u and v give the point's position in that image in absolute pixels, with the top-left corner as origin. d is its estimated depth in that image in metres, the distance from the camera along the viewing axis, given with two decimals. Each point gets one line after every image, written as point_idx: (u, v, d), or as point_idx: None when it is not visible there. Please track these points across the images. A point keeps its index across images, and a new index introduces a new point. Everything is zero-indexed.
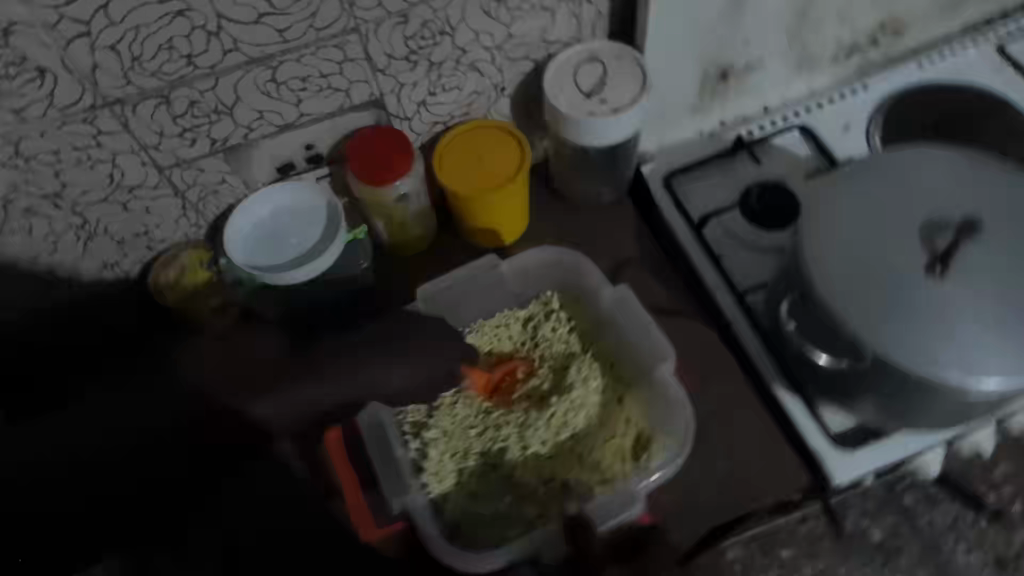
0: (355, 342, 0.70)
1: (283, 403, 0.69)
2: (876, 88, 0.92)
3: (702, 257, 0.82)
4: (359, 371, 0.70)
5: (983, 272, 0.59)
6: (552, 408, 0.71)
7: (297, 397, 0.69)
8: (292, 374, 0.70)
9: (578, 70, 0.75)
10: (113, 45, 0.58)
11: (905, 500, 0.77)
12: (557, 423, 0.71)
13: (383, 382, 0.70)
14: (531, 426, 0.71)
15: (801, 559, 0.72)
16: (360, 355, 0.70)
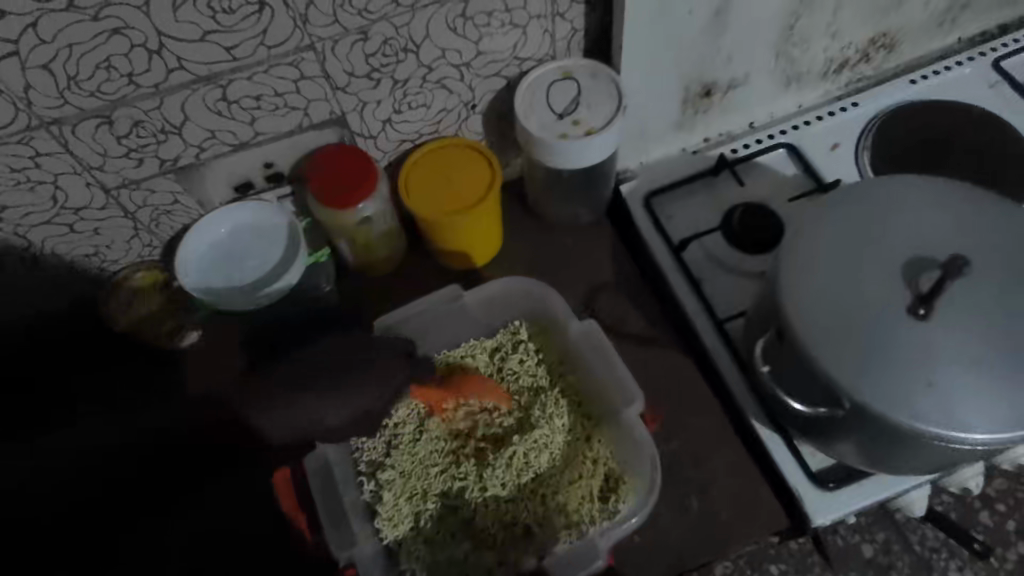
0: (309, 385, 0.60)
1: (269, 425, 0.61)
2: (866, 104, 0.88)
3: (681, 282, 0.78)
4: (305, 409, 0.60)
5: (970, 312, 0.55)
6: (515, 447, 0.67)
7: (294, 415, 0.60)
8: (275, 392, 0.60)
9: (551, 88, 0.72)
10: (46, 64, 0.54)
11: (897, 517, 0.89)
12: (519, 463, 0.67)
13: (323, 419, 0.61)
14: (491, 466, 0.67)
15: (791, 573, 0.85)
16: (316, 389, 0.60)
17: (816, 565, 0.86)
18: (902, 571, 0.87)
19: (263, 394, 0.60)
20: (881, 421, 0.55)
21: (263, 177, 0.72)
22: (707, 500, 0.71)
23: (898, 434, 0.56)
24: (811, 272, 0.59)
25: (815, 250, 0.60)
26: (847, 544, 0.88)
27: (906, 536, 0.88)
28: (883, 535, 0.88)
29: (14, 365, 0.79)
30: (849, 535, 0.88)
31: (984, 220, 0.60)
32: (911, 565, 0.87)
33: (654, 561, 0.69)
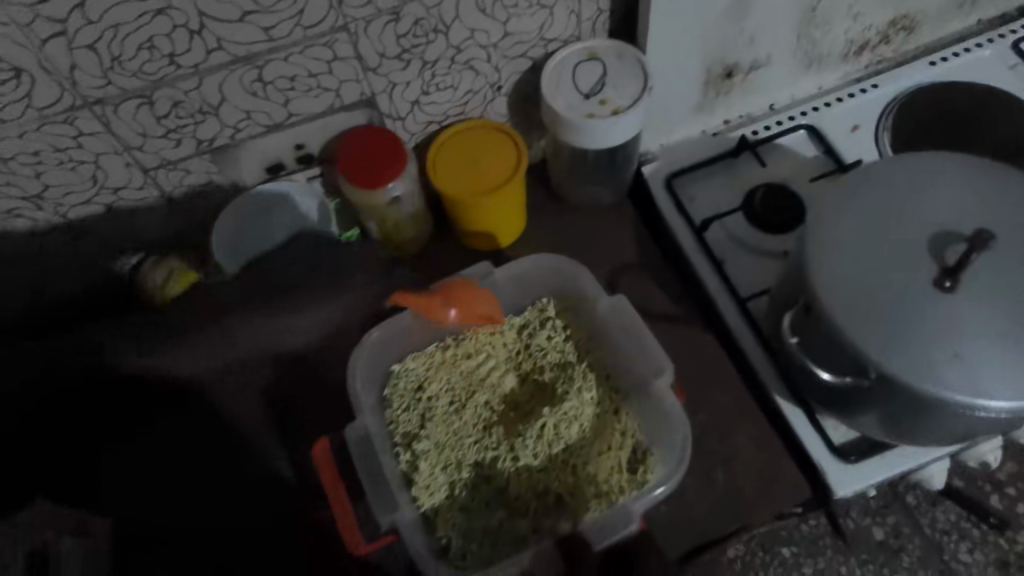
0: (247, 308, 0.74)
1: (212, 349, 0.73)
2: (886, 85, 0.89)
3: (703, 262, 0.79)
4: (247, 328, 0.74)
5: (996, 286, 0.56)
6: (546, 418, 0.70)
7: (258, 333, 0.74)
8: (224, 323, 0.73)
9: (577, 69, 0.73)
10: (92, 44, 0.55)
11: (909, 499, 0.91)
12: (551, 435, 0.70)
13: (285, 334, 0.75)
14: (523, 438, 0.70)
15: (802, 556, 0.88)
16: (265, 303, 0.74)
17: (827, 547, 0.89)
18: (912, 553, 0.89)
19: (209, 319, 0.73)
20: (907, 391, 0.57)
21: (295, 158, 0.74)
22: (730, 474, 0.72)
23: (923, 405, 0.57)
24: (838, 247, 0.60)
25: (841, 225, 0.61)
26: (858, 526, 0.90)
27: (919, 516, 0.91)
28: (894, 518, 0.91)
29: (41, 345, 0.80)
30: (861, 517, 0.91)
31: (1011, 197, 0.60)
32: (922, 547, 0.90)
33: (678, 532, 0.70)
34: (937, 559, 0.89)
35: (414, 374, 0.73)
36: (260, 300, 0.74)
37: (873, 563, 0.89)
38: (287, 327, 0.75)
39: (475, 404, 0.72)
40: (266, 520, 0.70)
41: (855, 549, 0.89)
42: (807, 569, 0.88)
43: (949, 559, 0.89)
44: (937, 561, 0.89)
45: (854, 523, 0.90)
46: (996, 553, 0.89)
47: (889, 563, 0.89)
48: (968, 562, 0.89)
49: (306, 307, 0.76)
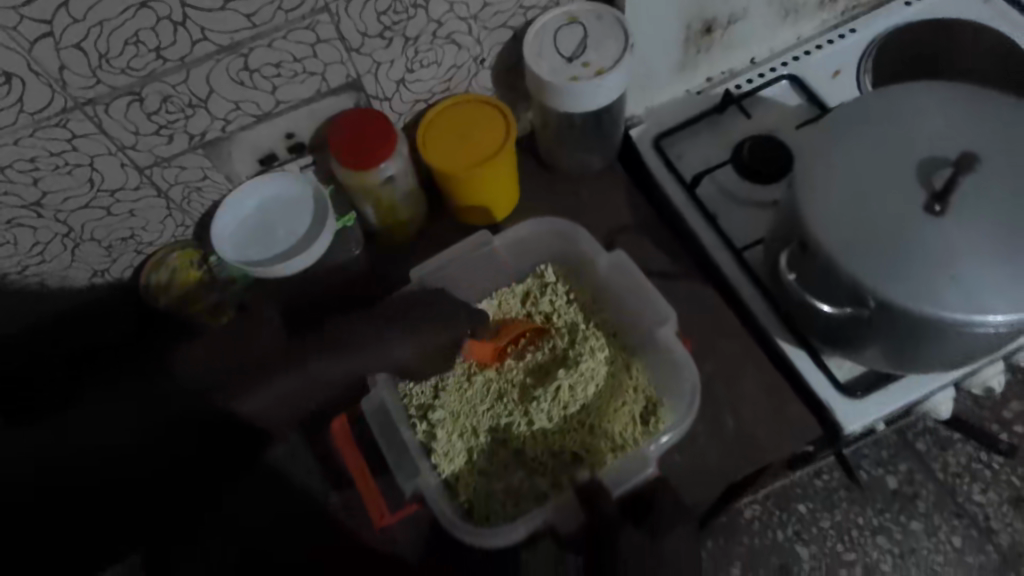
0: (366, 325, 0.71)
1: (306, 383, 0.70)
2: (864, 29, 0.90)
3: (698, 218, 0.80)
4: (323, 371, 0.70)
5: (984, 207, 0.57)
6: (560, 380, 0.74)
7: (385, 355, 0.71)
8: (334, 347, 0.70)
9: (558, 34, 0.73)
10: (78, 43, 0.56)
11: (919, 446, 0.99)
12: (564, 397, 0.74)
13: (404, 358, 0.72)
14: (538, 402, 0.74)
15: (819, 510, 0.95)
16: (360, 338, 0.70)
17: (842, 500, 0.96)
18: (927, 499, 0.96)
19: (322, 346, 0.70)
20: (909, 316, 0.58)
21: (285, 147, 0.75)
22: (741, 420, 0.73)
23: (924, 330, 0.59)
24: (827, 184, 0.62)
25: (828, 161, 0.62)
26: (871, 477, 0.97)
27: (929, 460, 0.98)
28: (907, 468, 0.97)
29: (65, 348, 0.85)
30: (873, 467, 0.98)
31: (991, 120, 0.62)
32: (935, 492, 0.96)
33: (695, 480, 0.72)
34: (951, 501, 0.96)
35: None
36: (368, 326, 0.71)
37: (890, 510, 0.95)
38: (375, 361, 0.71)
39: (488, 373, 0.77)
40: (268, 517, 0.75)
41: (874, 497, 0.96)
42: (826, 522, 0.94)
43: (963, 500, 0.96)
44: (953, 503, 0.96)
45: (868, 474, 0.97)
46: (1009, 491, 0.96)
47: (905, 509, 0.95)
48: (983, 502, 0.96)
49: (390, 343, 0.71)
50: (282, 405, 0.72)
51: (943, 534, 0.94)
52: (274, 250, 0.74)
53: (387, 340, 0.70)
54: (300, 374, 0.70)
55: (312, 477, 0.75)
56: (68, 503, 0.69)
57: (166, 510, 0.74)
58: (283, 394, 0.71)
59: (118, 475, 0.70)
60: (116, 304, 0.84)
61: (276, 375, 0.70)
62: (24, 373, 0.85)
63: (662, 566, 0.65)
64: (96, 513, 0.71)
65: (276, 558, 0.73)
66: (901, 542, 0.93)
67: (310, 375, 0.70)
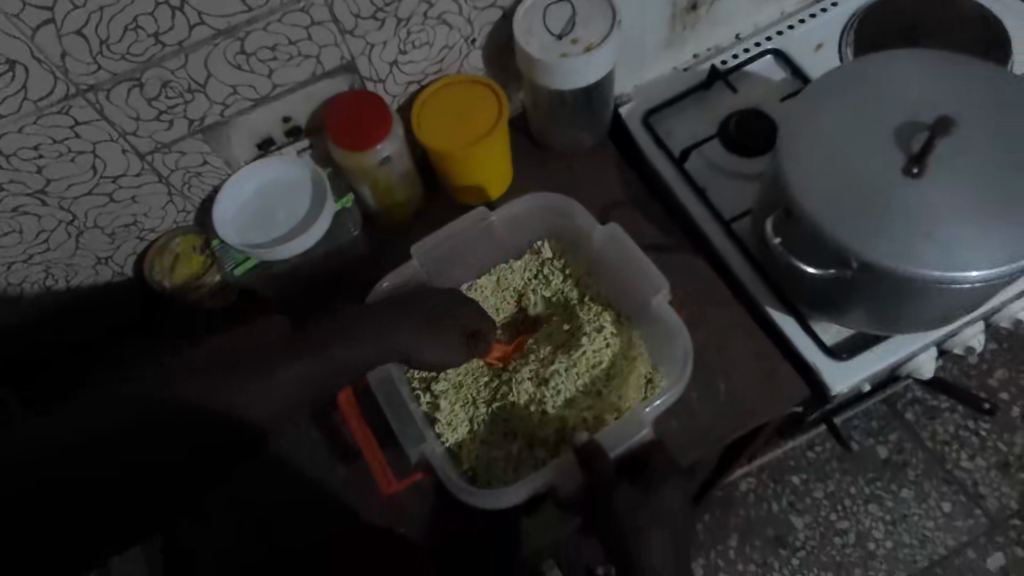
0: (371, 309, 0.71)
1: (319, 370, 0.68)
2: (846, 3, 0.91)
3: (687, 192, 0.82)
4: (338, 358, 0.68)
5: (958, 169, 0.60)
6: (575, 353, 0.77)
7: (387, 345, 0.70)
8: (334, 333, 0.69)
9: (547, 12, 0.75)
10: (80, 30, 0.57)
11: (908, 415, 1.06)
12: (580, 368, 0.77)
13: (415, 351, 0.71)
14: (556, 375, 0.76)
15: (811, 481, 1.03)
16: (365, 325, 0.69)
17: (835, 471, 1.03)
18: (916, 467, 1.03)
19: (319, 335, 0.69)
20: (890, 276, 0.60)
21: (283, 132, 0.76)
22: (733, 384, 0.76)
23: (905, 289, 0.61)
24: (812, 153, 0.64)
25: (810, 130, 0.65)
26: (863, 447, 1.05)
27: (918, 429, 1.05)
28: (897, 437, 1.05)
29: (73, 333, 0.88)
30: (864, 437, 1.05)
31: (967, 88, 0.64)
32: (924, 460, 1.04)
33: (689, 441, 0.75)
34: (940, 469, 1.03)
35: None
36: (365, 322, 0.70)
37: (881, 477, 1.03)
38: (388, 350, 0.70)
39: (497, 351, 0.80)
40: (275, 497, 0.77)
41: (866, 463, 1.04)
42: (818, 492, 1.03)
43: (952, 468, 1.03)
44: (945, 468, 1.03)
45: (860, 443, 1.05)
46: (996, 456, 1.03)
47: (895, 477, 1.03)
48: (971, 469, 1.03)
49: (407, 336, 0.70)
50: (283, 398, 0.68)
51: (932, 499, 1.02)
52: (276, 235, 0.76)
53: (401, 328, 0.70)
54: (315, 360, 0.68)
55: (321, 452, 0.77)
56: (59, 503, 0.66)
57: (158, 508, 0.70)
58: (289, 384, 0.67)
59: (104, 471, 0.66)
60: (124, 292, 0.86)
61: (284, 364, 0.67)
62: (42, 355, 0.89)
63: (658, 522, 0.68)
64: (79, 515, 0.67)
65: (279, 536, 0.75)
66: (893, 509, 1.01)
67: (321, 362, 0.68)
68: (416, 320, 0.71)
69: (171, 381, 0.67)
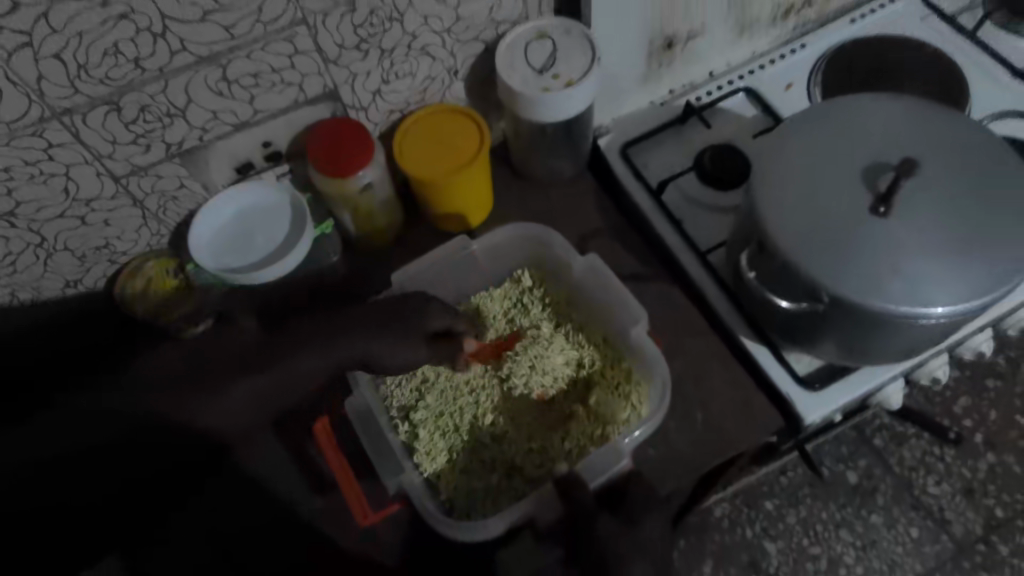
0: (362, 324, 0.71)
1: (269, 386, 0.69)
2: (813, 45, 0.96)
3: (663, 222, 0.84)
4: (298, 370, 0.69)
5: (922, 208, 0.63)
6: (530, 351, 0.79)
7: (344, 352, 0.70)
8: (292, 347, 0.70)
9: (528, 48, 0.76)
10: (58, 54, 0.57)
11: (877, 442, 1.08)
12: (539, 367, 0.78)
13: (385, 357, 0.71)
14: (515, 371, 0.78)
15: (784, 506, 1.05)
16: (328, 331, 0.70)
17: (806, 496, 1.05)
18: (885, 493, 1.05)
19: (278, 342, 0.70)
20: (859, 311, 0.62)
21: (262, 157, 0.76)
22: (709, 413, 0.77)
23: (875, 324, 0.63)
24: (783, 190, 0.66)
25: (782, 167, 0.67)
26: (833, 473, 1.07)
27: (887, 456, 1.07)
28: (866, 464, 1.07)
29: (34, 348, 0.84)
30: (835, 464, 1.07)
31: (930, 131, 0.67)
32: (893, 486, 1.06)
33: (667, 471, 0.75)
34: (908, 495, 1.05)
35: None
36: (310, 342, 0.70)
37: (851, 502, 1.05)
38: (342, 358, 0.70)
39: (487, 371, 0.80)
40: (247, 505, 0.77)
41: (837, 490, 1.05)
42: (791, 517, 1.04)
43: (920, 494, 1.05)
44: (912, 495, 1.05)
45: (831, 470, 1.07)
46: (961, 482, 1.06)
47: (865, 504, 1.05)
48: (938, 495, 1.05)
49: (365, 343, 0.70)
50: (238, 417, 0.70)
51: (901, 525, 1.03)
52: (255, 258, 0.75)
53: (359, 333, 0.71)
54: (264, 377, 0.69)
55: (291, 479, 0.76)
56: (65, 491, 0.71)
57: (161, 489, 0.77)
58: (241, 402, 0.69)
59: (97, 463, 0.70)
60: (102, 303, 0.83)
61: (233, 384, 0.68)
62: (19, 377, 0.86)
63: (639, 551, 0.68)
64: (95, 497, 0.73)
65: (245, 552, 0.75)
66: (863, 534, 1.03)
67: (273, 378, 0.69)
68: (375, 325, 0.71)
69: (137, 395, 0.69)
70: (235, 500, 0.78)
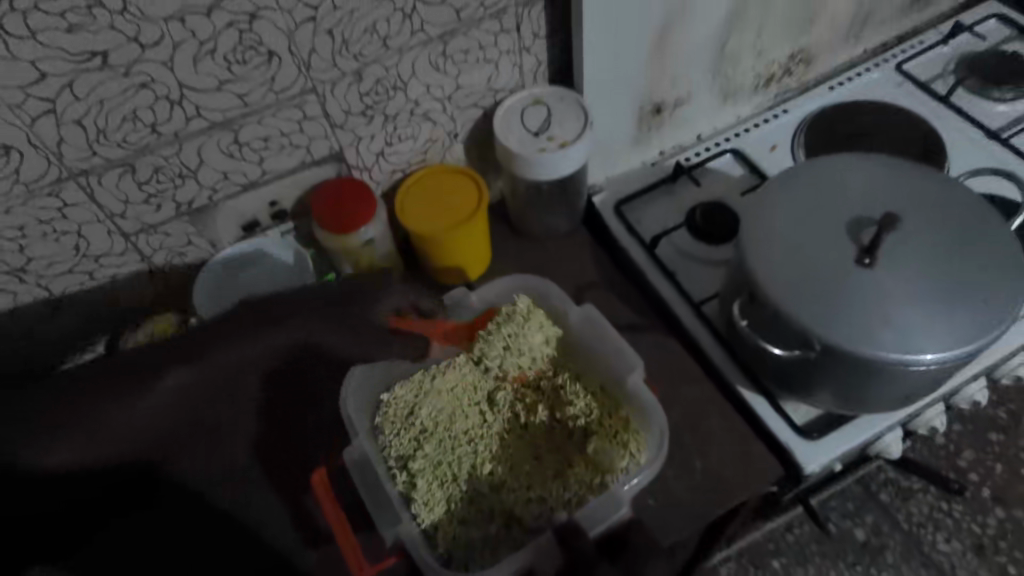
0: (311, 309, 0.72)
1: (197, 380, 0.68)
2: (795, 109, 1.01)
3: (658, 275, 0.86)
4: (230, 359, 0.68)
5: (906, 259, 0.65)
6: (504, 331, 0.80)
7: (278, 338, 0.70)
8: (225, 333, 0.69)
9: (525, 113, 0.81)
10: (80, 119, 0.60)
11: (882, 497, 1.07)
12: (514, 349, 0.80)
13: (328, 344, 0.73)
14: (490, 354, 0.80)
15: (792, 565, 1.02)
16: (267, 317, 0.70)
17: (814, 554, 1.03)
18: (894, 550, 1.03)
19: (208, 330, 0.69)
20: (851, 358, 0.63)
21: (268, 215, 0.79)
22: (708, 462, 0.77)
23: (869, 371, 0.64)
24: (771, 242, 0.68)
25: (769, 221, 0.70)
26: (840, 529, 1.05)
27: (893, 512, 1.06)
28: (872, 520, 1.05)
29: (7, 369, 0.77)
30: (841, 520, 1.05)
31: (909, 188, 0.71)
32: (902, 543, 1.04)
33: (667, 521, 0.74)
34: (917, 551, 1.03)
35: (403, 400, 0.80)
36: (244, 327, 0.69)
37: (860, 559, 1.02)
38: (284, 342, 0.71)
39: (484, 419, 0.80)
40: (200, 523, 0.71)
41: (845, 547, 1.03)
42: None
43: (929, 550, 1.03)
44: (922, 552, 1.03)
45: (837, 526, 1.05)
46: (971, 539, 1.04)
47: (875, 561, 1.02)
48: (949, 552, 1.03)
49: (302, 326, 0.71)
50: (158, 415, 0.67)
51: None
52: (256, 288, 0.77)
53: (301, 317, 0.71)
54: (192, 370, 0.67)
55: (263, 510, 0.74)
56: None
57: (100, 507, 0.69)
58: (163, 399, 0.66)
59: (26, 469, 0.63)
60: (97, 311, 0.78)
61: (155, 381, 0.66)
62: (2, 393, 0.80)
63: None
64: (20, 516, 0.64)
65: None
66: None
67: (202, 370, 0.68)
68: (321, 303, 0.73)
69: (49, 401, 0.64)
70: (167, 522, 0.71)
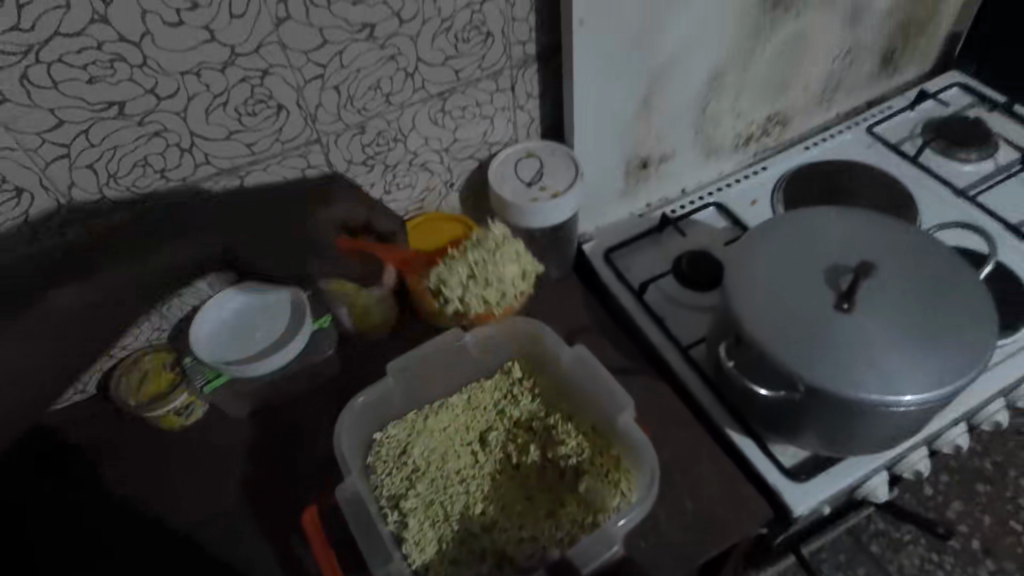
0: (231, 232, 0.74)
1: (94, 297, 0.69)
2: (774, 167, 1.07)
3: (646, 320, 0.89)
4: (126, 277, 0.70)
5: (884, 306, 0.68)
6: (470, 258, 0.77)
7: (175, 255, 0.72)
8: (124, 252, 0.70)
9: (518, 164, 0.85)
10: (91, 164, 0.63)
11: (873, 548, 1.07)
12: (479, 279, 0.77)
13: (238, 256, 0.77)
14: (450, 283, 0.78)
15: None
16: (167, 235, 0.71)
17: None
18: None
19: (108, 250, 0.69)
20: (835, 398, 0.65)
21: None
22: (700, 503, 0.77)
23: (854, 411, 0.66)
24: (752, 287, 0.72)
25: (751, 268, 0.73)
26: None
27: (885, 563, 1.06)
28: (864, 571, 1.05)
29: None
30: (833, 570, 1.05)
31: (884, 238, 0.75)
32: None
33: (658, 562, 0.74)
34: None
35: (396, 439, 0.81)
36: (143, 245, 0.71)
37: None
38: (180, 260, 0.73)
39: (476, 458, 0.81)
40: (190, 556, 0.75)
41: None
42: None
43: None
44: None
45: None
46: None
47: None
48: None
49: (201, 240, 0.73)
50: (60, 331, 0.70)
51: None
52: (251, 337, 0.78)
53: (194, 238, 0.72)
54: (90, 287, 0.69)
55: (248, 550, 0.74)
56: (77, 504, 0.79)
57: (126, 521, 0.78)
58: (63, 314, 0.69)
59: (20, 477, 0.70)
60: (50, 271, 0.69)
61: (50, 297, 0.68)
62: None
63: None
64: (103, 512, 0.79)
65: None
66: None
67: (102, 288, 0.69)
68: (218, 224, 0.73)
69: None
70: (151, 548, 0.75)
